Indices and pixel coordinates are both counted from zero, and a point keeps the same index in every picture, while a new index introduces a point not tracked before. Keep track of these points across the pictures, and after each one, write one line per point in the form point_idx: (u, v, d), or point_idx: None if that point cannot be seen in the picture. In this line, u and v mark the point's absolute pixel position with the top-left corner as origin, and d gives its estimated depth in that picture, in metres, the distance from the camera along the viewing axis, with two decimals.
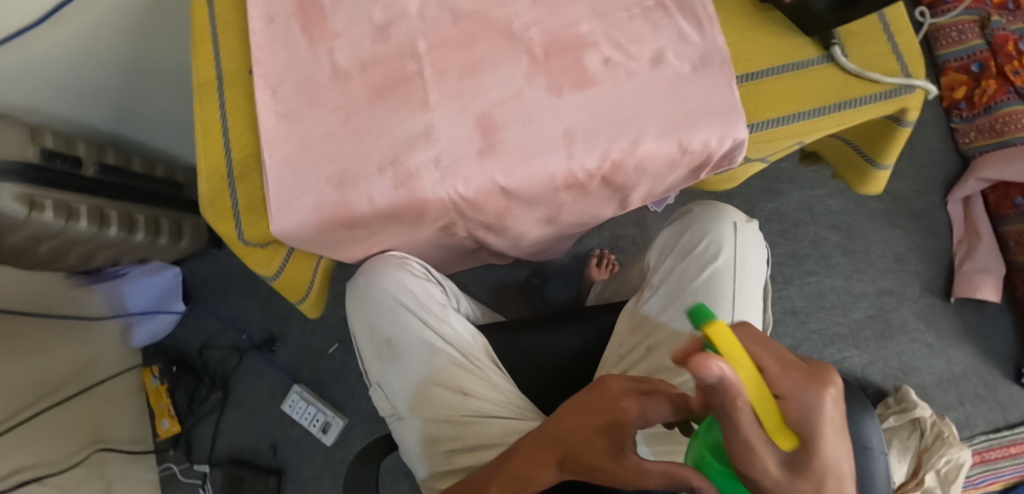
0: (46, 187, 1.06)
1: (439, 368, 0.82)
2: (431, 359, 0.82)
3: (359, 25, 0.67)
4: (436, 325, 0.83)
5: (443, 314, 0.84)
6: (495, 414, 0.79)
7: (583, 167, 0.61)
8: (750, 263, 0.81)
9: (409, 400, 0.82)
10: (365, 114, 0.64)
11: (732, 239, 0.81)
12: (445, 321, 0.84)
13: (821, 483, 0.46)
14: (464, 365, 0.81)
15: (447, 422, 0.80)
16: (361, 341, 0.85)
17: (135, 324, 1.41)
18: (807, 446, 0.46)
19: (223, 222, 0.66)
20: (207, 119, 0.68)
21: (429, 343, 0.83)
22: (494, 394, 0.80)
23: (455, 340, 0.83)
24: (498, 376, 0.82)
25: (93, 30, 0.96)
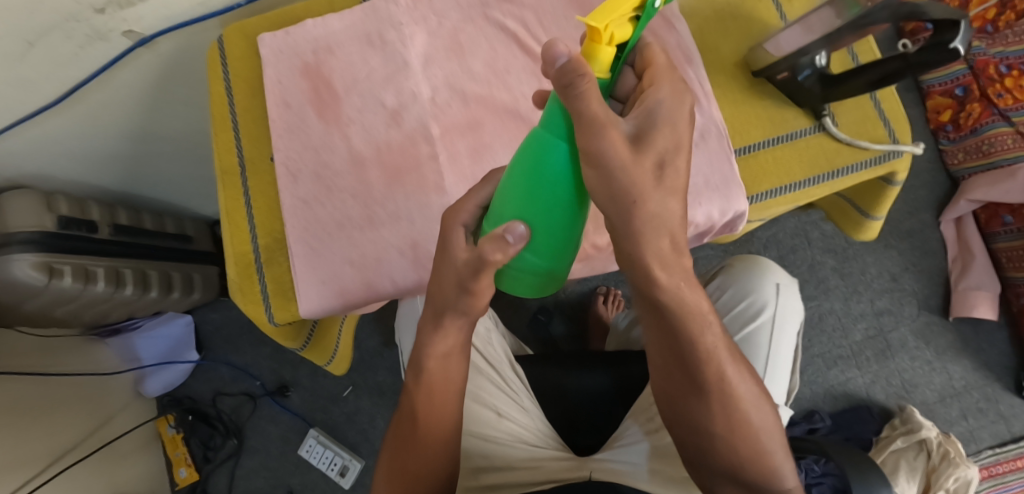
0: (64, 254, 1.09)
1: (479, 388, 0.85)
2: (471, 378, 0.86)
3: (373, 110, 0.70)
4: (482, 346, 0.89)
5: (489, 338, 0.90)
6: (526, 439, 0.82)
7: (595, 244, 0.65)
8: (786, 328, 0.91)
9: None
10: (384, 199, 0.68)
11: (773, 302, 0.91)
12: (490, 343, 0.89)
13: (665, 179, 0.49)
14: (502, 389, 0.85)
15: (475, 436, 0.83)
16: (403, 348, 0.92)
17: (148, 375, 1.45)
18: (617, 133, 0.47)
19: (254, 306, 0.70)
20: (231, 205, 0.72)
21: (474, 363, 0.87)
22: (527, 420, 0.84)
23: (496, 361, 0.88)
24: (530, 402, 0.85)
25: (106, 106, 0.98)
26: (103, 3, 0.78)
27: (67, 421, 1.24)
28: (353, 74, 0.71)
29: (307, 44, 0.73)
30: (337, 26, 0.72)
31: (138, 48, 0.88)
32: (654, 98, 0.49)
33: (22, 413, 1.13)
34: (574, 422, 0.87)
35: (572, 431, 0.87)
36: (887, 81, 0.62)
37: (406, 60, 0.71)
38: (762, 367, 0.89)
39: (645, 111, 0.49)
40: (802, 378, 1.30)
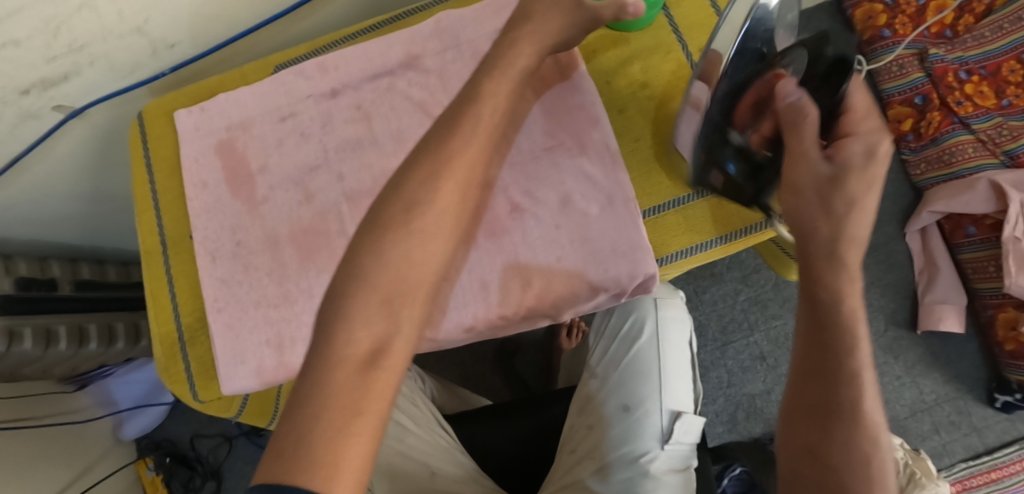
0: (24, 316, 1.10)
1: (410, 447, 0.90)
2: (402, 440, 0.91)
3: (286, 187, 0.70)
4: (406, 407, 0.95)
5: (415, 401, 0.96)
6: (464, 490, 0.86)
7: (502, 313, 0.65)
8: (671, 338, 0.93)
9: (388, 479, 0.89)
10: (297, 277, 0.68)
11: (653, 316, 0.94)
12: (417, 404, 0.96)
13: (859, 189, 0.58)
14: (426, 443, 0.90)
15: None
16: None
17: (125, 419, 1.45)
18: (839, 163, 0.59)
19: (179, 385, 0.72)
20: (155, 286, 0.74)
21: (401, 426, 0.92)
22: (460, 471, 0.88)
23: (426, 421, 0.94)
24: (464, 457, 0.90)
25: (50, 176, 0.99)
26: (28, 85, 0.77)
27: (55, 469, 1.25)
28: (266, 151, 0.72)
29: (221, 121, 0.73)
30: (249, 101, 0.73)
31: (71, 121, 0.88)
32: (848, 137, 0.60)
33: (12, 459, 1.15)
34: (509, 472, 0.95)
35: (514, 478, 0.95)
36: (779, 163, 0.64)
37: (317, 135, 0.71)
38: (659, 376, 0.89)
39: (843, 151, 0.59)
40: (771, 398, 1.29)
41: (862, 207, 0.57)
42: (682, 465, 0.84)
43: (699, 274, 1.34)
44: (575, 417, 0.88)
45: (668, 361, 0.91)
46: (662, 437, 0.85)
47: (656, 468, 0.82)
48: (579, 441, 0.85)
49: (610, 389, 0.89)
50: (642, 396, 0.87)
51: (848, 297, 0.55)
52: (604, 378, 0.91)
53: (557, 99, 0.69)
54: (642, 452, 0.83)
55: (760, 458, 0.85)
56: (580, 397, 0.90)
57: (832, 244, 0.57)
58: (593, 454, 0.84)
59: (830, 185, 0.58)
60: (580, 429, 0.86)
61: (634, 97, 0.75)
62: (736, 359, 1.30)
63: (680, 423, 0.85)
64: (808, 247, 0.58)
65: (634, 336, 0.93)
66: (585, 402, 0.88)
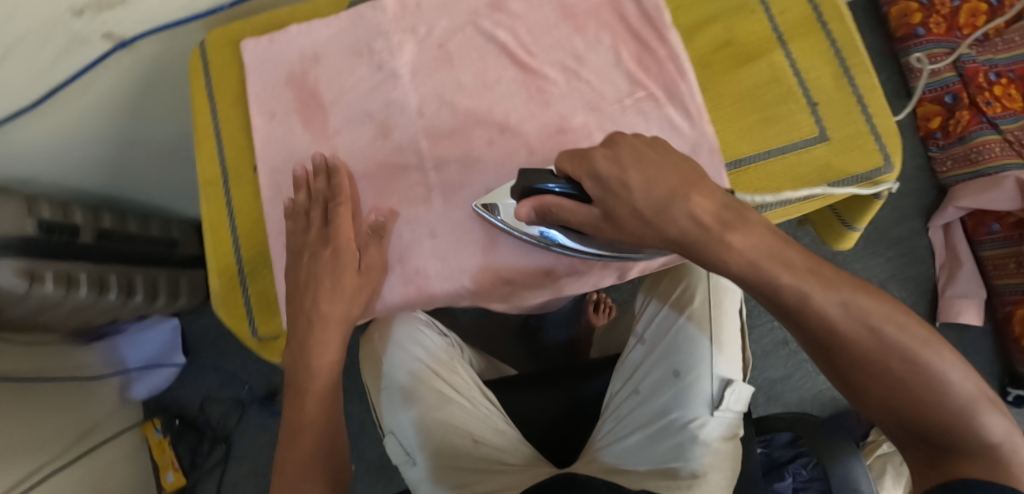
0: (45, 259, 1.05)
1: (451, 419, 0.85)
2: (442, 407, 0.86)
3: (361, 122, 0.69)
4: (448, 376, 0.89)
5: (453, 368, 0.91)
6: (508, 461, 0.83)
7: (585, 259, 0.66)
8: (725, 305, 0.89)
9: (425, 450, 0.84)
10: (369, 213, 0.67)
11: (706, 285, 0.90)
12: (456, 372, 0.91)
13: (625, 205, 0.54)
14: (465, 408, 0.87)
15: (455, 467, 0.82)
16: (373, 392, 0.90)
17: (134, 380, 1.40)
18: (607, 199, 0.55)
19: (238, 320, 0.70)
20: (214, 216, 0.72)
21: (442, 393, 0.87)
22: (502, 443, 0.85)
23: (465, 390, 0.89)
24: (505, 425, 0.87)
25: (86, 113, 0.95)
26: (81, 6, 0.76)
27: (63, 425, 1.20)
28: (340, 85, 0.70)
29: (292, 52, 0.71)
30: (323, 34, 0.71)
31: (119, 51, 0.85)
32: (584, 180, 0.56)
33: (21, 410, 1.10)
34: (554, 440, 0.93)
35: (560, 448, 0.93)
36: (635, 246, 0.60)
37: (393, 69, 0.69)
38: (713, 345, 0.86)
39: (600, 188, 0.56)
40: (790, 382, 1.30)
41: (654, 206, 0.52)
42: (730, 433, 0.83)
43: None
44: (621, 385, 0.89)
45: (722, 329, 0.87)
46: (713, 404, 0.83)
47: (705, 435, 0.82)
48: (627, 408, 0.86)
49: (658, 355, 0.88)
50: (694, 363, 0.85)
51: (810, 291, 0.51)
52: (651, 344, 0.90)
53: (643, 49, 0.68)
54: (692, 418, 0.82)
55: (812, 427, 0.87)
56: (625, 366, 0.90)
57: (817, 320, 0.51)
58: (640, 421, 0.84)
59: (622, 227, 0.55)
60: (629, 397, 0.87)
61: (716, 56, 0.72)
62: (759, 343, 1.31)
63: (730, 391, 0.83)
64: (800, 329, 0.53)
65: (683, 302, 0.89)
66: (631, 371, 0.89)
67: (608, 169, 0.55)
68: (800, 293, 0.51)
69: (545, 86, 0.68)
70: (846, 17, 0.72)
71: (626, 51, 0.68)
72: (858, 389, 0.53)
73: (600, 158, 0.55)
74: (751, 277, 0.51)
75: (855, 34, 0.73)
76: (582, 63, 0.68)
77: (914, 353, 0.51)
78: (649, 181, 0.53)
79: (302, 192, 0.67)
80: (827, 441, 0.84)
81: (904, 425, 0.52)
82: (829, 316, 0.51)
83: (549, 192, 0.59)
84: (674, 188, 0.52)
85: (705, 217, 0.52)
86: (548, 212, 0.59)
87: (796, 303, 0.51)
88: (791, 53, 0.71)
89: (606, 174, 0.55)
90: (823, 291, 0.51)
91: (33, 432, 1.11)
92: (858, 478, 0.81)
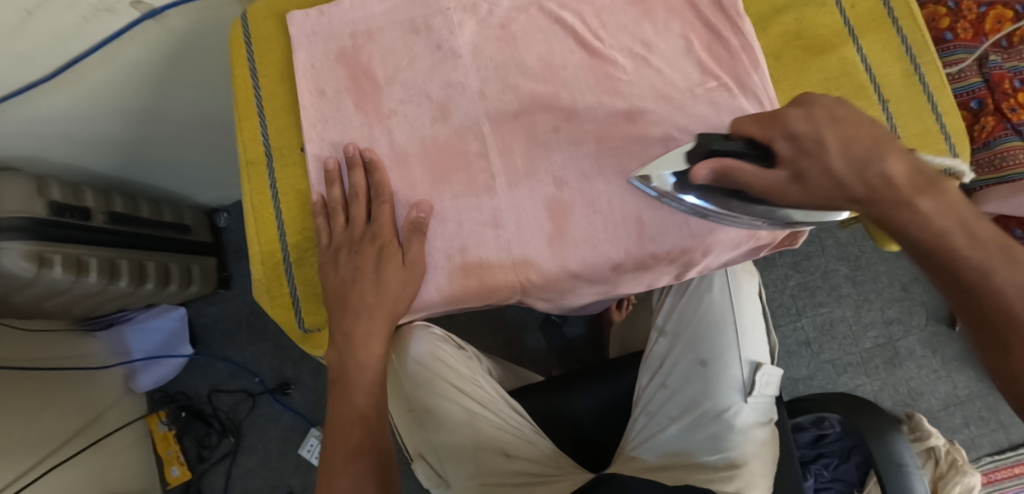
0: (57, 242, 1.00)
1: (480, 429, 0.79)
2: (470, 422, 0.79)
3: (418, 103, 0.66)
4: (471, 390, 0.82)
5: (475, 377, 0.84)
6: (543, 472, 0.77)
7: (653, 252, 0.63)
8: (744, 291, 0.86)
9: (457, 465, 0.78)
10: (426, 199, 0.64)
11: (721, 275, 0.86)
12: (478, 385, 0.83)
13: (828, 166, 0.55)
14: (490, 411, 0.81)
15: (491, 479, 0.76)
16: (397, 413, 0.83)
17: (138, 371, 1.34)
18: (806, 160, 0.56)
19: (282, 310, 0.68)
20: (257, 198, 0.68)
21: (468, 407, 0.80)
22: (534, 450, 0.79)
23: (489, 401, 0.82)
24: (535, 436, 0.81)
25: (104, 88, 0.90)
26: None
27: (64, 416, 1.15)
28: (396, 63, 0.67)
29: (344, 27, 0.68)
30: (379, 9, 0.68)
31: (146, 21, 0.81)
32: (779, 141, 0.57)
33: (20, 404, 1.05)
34: (581, 440, 0.88)
35: (586, 447, 0.88)
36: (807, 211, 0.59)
37: (453, 48, 0.66)
38: (736, 331, 0.83)
39: (793, 151, 0.57)
40: (813, 383, 1.29)
41: (853, 166, 0.55)
42: (765, 418, 0.80)
43: None
44: (646, 379, 0.84)
45: (745, 315, 0.84)
46: (745, 390, 0.80)
47: (742, 422, 0.78)
48: (658, 402, 0.82)
49: (682, 346, 0.84)
50: (721, 350, 0.82)
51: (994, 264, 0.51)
52: (673, 335, 0.86)
53: (714, 38, 0.66)
54: (726, 406, 0.79)
55: (853, 406, 0.85)
56: (650, 359, 0.86)
57: (991, 296, 0.51)
58: (672, 413, 0.80)
59: (812, 189, 0.56)
60: (657, 392, 0.82)
61: (789, 47, 0.70)
62: (783, 343, 1.30)
63: (761, 374, 0.80)
64: (967, 304, 0.52)
65: (702, 289, 0.85)
66: (657, 365, 0.85)
67: (814, 130, 0.56)
68: (981, 265, 0.51)
69: (613, 72, 0.65)
70: (915, 11, 0.70)
71: (696, 38, 0.66)
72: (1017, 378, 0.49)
73: (796, 117, 0.56)
74: (930, 241, 0.54)
75: (924, 30, 0.71)
76: (651, 49, 0.66)
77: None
78: (846, 143, 0.56)
79: (335, 186, 0.65)
80: (869, 416, 0.82)
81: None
82: (1007, 297, 0.50)
83: (729, 156, 0.58)
84: (871, 150, 0.55)
85: (898, 178, 0.55)
86: (726, 177, 0.58)
87: (975, 276, 0.52)
88: (862, 48, 0.70)
89: (802, 134, 0.56)
90: (1007, 269, 0.51)
91: (29, 428, 1.06)
92: (902, 453, 0.79)
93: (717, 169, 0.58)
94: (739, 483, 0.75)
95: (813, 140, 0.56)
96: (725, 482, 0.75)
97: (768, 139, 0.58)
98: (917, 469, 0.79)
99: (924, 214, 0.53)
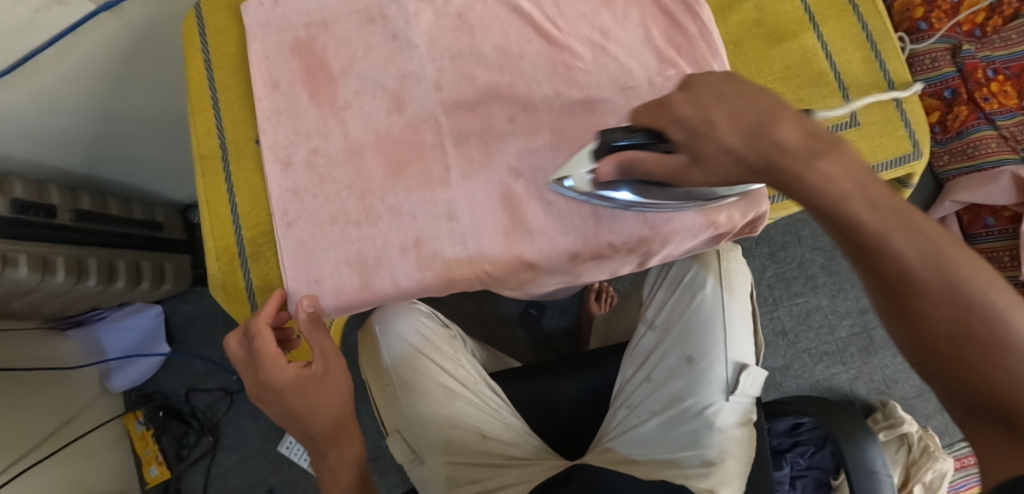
0: (19, 241, 0.98)
1: (460, 415, 0.77)
2: (450, 404, 0.78)
3: (373, 94, 0.65)
4: (452, 369, 0.80)
5: (457, 360, 0.82)
6: (519, 455, 0.76)
7: (612, 241, 0.63)
8: (737, 291, 0.79)
9: (434, 450, 0.76)
10: (382, 192, 0.64)
11: (717, 268, 0.79)
12: (460, 365, 0.82)
13: (721, 141, 0.51)
14: (469, 397, 0.79)
15: (466, 466, 0.75)
16: (376, 390, 0.81)
17: (113, 370, 1.32)
18: (702, 136, 0.51)
19: (237, 305, 0.67)
20: (212, 193, 0.67)
21: (447, 387, 0.79)
22: (513, 436, 0.78)
23: (471, 384, 0.80)
24: (514, 418, 0.80)
25: (64, 81, 0.88)
26: None
27: (40, 417, 1.13)
28: (351, 54, 0.66)
29: (299, 17, 0.67)
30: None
31: (103, 13, 0.81)
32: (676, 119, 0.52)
33: None
34: (563, 433, 0.85)
35: (564, 437, 0.85)
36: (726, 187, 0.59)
37: (409, 40, 0.66)
38: (724, 329, 0.77)
39: (683, 131, 0.52)
40: (790, 373, 1.29)
41: (747, 140, 0.50)
42: (745, 417, 0.75)
43: None
44: (628, 370, 0.80)
45: (735, 316, 0.78)
46: (727, 389, 0.75)
47: (722, 421, 0.73)
48: (639, 394, 0.77)
49: (669, 342, 0.78)
50: (707, 347, 0.76)
51: (892, 234, 0.49)
52: (663, 330, 0.80)
53: (673, 26, 0.66)
54: (706, 404, 0.74)
55: (826, 409, 0.77)
56: (635, 352, 0.80)
57: (894, 266, 0.49)
58: (652, 407, 0.75)
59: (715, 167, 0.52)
60: (638, 384, 0.77)
61: (747, 35, 0.70)
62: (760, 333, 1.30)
63: (745, 376, 0.74)
64: (875, 274, 0.50)
65: (694, 286, 0.79)
66: (638, 355, 0.79)
67: (710, 108, 0.51)
68: (878, 232, 0.49)
69: (570, 61, 0.65)
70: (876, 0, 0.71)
71: (652, 26, 0.66)
72: (930, 346, 0.48)
73: (681, 101, 0.52)
74: (830, 207, 0.50)
75: (884, 19, 0.71)
76: (609, 38, 0.65)
77: (997, 308, 0.46)
78: (735, 117, 0.50)
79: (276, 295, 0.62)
80: (844, 420, 0.75)
81: (982, 396, 0.46)
82: (908, 268, 0.48)
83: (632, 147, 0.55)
84: (759, 119, 0.50)
85: (795, 145, 0.50)
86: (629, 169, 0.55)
87: (875, 245, 0.49)
88: (823, 35, 0.69)
89: (690, 116, 0.52)
90: (905, 235, 0.49)
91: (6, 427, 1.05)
92: (874, 461, 0.72)
93: (621, 163, 0.55)
94: (712, 480, 0.71)
95: (701, 119, 0.51)
96: (699, 479, 0.71)
97: (660, 124, 0.54)
98: (888, 478, 0.71)
99: (824, 176, 0.49)
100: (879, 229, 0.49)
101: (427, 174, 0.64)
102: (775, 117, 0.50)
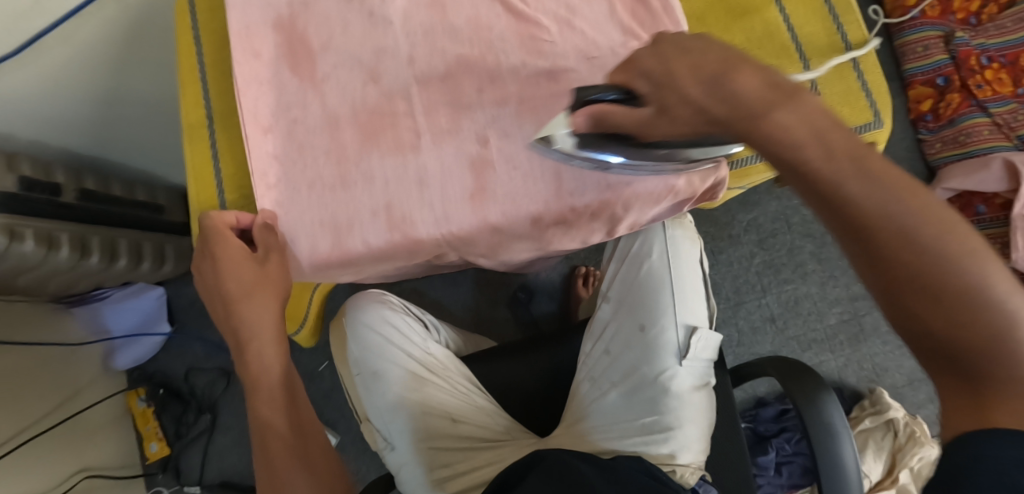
0: (28, 217, 1.03)
1: (427, 399, 0.80)
2: (420, 390, 0.80)
3: (350, 67, 0.68)
4: (417, 353, 0.82)
5: (424, 345, 0.84)
6: (489, 437, 0.79)
7: (574, 205, 0.65)
8: (684, 257, 0.80)
9: (404, 434, 0.79)
10: (357, 158, 0.67)
11: (663, 236, 0.80)
12: (426, 347, 0.84)
13: (686, 94, 0.52)
14: (434, 378, 0.81)
15: (435, 449, 0.79)
16: (350, 380, 0.84)
17: (118, 349, 1.36)
18: (667, 89, 0.53)
19: None
20: (198, 160, 0.71)
21: (410, 368, 0.81)
22: (482, 417, 0.81)
23: (438, 368, 0.82)
24: (485, 399, 0.82)
25: (66, 64, 0.92)
26: None
27: (45, 389, 1.18)
28: (330, 29, 0.69)
29: None
30: None
31: None
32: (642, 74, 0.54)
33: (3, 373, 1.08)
34: (536, 411, 0.86)
35: (534, 415, 0.86)
36: (701, 148, 0.60)
37: (384, 14, 0.68)
38: (673, 298, 0.78)
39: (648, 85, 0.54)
40: None
41: (706, 88, 0.51)
42: (703, 381, 0.77)
43: (718, 235, 1.34)
44: (587, 343, 0.81)
45: (684, 282, 0.79)
46: (680, 353, 0.76)
47: (677, 385, 0.75)
48: (600, 367, 0.79)
49: (624, 313, 0.80)
50: (658, 313, 0.77)
51: (851, 182, 0.49)
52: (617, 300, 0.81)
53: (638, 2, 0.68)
54: (661, 370, 0.75)
55: (790, 373, 0.77)
56: (594, 325, 0.82)
57: (853, 213, 0.49)
58: (612, 378, 0.77)
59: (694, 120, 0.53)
60: (597, 357, 0.79)
61: (711, 10, 0.71)
62: (747, 319, 1.31)
63: (696, 339, 0.76)
64: (833, 218, 0.51)
65: (642, 254, 0.80)
66: (595, 330, 0.81)
67: (672, 62, 0.52)
68: (836, 177, 0.49)
69: (538, 34, 0.67)
70: None
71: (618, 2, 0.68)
72: (892, 294, 0.50)
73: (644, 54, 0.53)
74: (785, 157, 0.51)
75: None
76: (575, 13, 0.68)
77: (953, 254, 0.48)
78: (696, 69, 0.51)
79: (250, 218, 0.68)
80: (802, 383, 0.75)
81: (941, 343, 0.49)
82: (863, 209, 0.49)
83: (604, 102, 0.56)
84: (717, 70, 0.51)
85: (752, 93, 0.50)
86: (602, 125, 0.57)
87: (827, 190, 0.50)
88: (786, 8, 0.71)
89: (652, 69, 0.53)
90: (860, 181, 0.49)
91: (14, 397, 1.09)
92: (831, 416, 0.72)
93: (592, 116, 0.57)
94: (672, 446, 0.73)
95: (663, 71, 0.53)
96: (659, 445, 0.73)
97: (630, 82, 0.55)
98: (850, 438, 0.71)
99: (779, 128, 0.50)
100: (838, 181, 0.50)
101: (400, 141, 0.67)
102: (733, 64, 0.51)
